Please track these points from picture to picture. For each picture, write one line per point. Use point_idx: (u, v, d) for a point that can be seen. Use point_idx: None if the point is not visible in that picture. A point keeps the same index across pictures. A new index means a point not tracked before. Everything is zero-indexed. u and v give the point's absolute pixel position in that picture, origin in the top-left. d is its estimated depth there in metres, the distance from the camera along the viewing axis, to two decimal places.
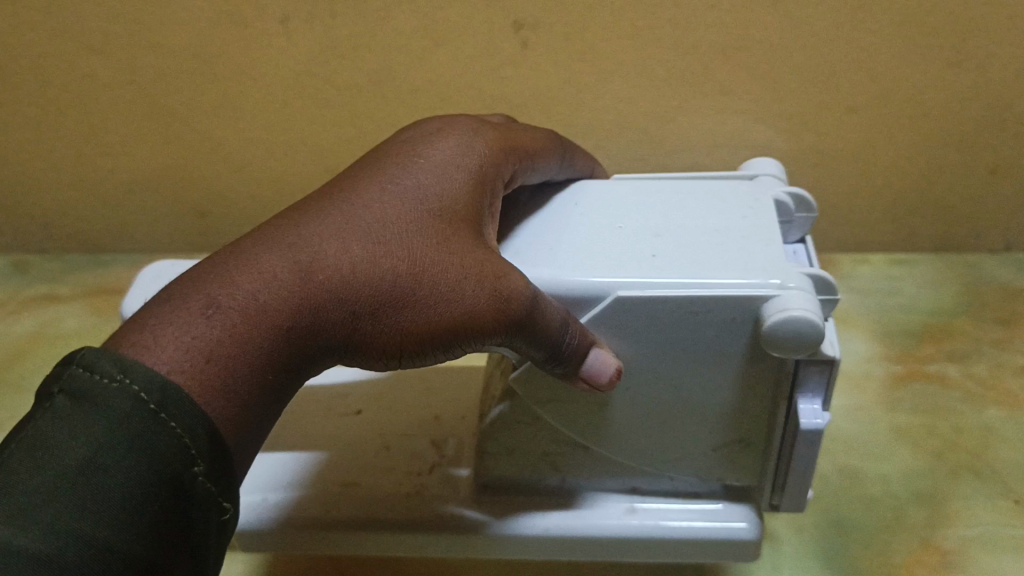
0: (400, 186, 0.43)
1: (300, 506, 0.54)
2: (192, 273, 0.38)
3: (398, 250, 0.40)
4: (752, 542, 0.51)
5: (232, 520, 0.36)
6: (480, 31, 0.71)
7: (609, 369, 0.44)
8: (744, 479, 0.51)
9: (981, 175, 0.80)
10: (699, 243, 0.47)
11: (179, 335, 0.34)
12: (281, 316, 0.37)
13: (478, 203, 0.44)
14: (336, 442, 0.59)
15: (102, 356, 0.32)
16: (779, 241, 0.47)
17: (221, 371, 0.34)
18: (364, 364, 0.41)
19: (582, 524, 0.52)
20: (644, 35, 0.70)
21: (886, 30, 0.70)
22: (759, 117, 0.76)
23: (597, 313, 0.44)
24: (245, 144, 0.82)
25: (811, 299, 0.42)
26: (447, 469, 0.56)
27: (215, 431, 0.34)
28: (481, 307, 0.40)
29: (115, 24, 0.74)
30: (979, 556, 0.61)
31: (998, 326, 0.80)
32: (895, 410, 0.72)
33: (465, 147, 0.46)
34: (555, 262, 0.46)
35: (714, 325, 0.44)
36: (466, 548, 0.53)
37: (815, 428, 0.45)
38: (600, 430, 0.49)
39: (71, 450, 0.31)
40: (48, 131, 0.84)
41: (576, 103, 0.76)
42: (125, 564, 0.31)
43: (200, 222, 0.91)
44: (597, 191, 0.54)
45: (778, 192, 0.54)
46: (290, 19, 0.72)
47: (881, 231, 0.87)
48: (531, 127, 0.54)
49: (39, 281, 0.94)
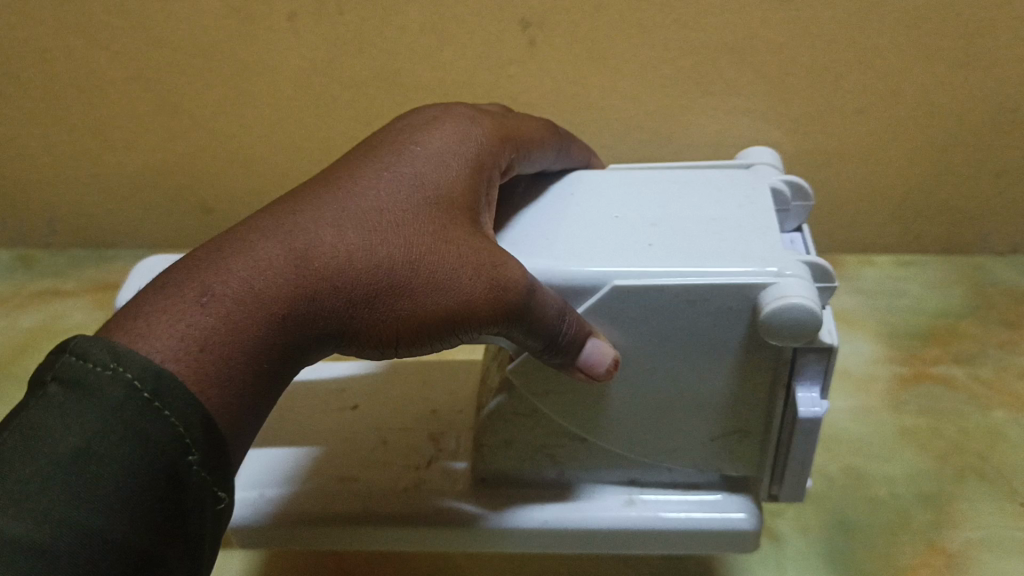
0: (396, 174, 0.43)
1: (298, 500, 0.54)
2: (187, 262, 0.38)
3: (395, 238, 0.40)
4: (751, 533, 0.51)
5: (228, 509, 0.36)
6: (486, 29, 0.71)
7: (607, 359, 0.43)
8: (743, 469, 0.50)
9: (988, 177, 0.80)
10: (695, 232, 0.47)
11: (173, 323, 0.34)
12: (277, 304, 0.37)
13: (475, 191, 0.44)
14: (333, 436, 0.58)
15: (95, 344, 0.32)
16: (777, 230, 0.47)
17: (216, 360, 0.34)
18: (362, 353, 0.41)
19: (579, 516, 0.51)
20: (652, 33, 0.70)
21: (896, 30, 0.69)
22: (765, 116, 0.75)
23: (594, 303, 0.44)
24: (250, 140, 0.82)
25: (809, 287, 0.42)
26: (445, 463, 0.55)
27: (210, 420, 0.34)
28: (479, 295, 0.40)
29: (122, 20, 0.74)
30: (984, 557, 0.60)
31: (1004, 327, 0.79)
32: (901, 411, 0.72)
33: (462, 135, 0.46)
34: (553, 251, 0.46)
35: (710, 314, 0.43)
36: (463, 541, 0.53)
37: (814, 417, 0.45)
38: (598, 422, 0.49)
39: (64, 438, 0.31)
40: (55, 127, 0.84)
41: (582, 101, 0.76)
42: (119, 554, 0.31)
43: (203, 219, 0.91)
44: (594, 181, 0.54)
45: (774, 180, 0.53)
46: (297, 16, 0.71)
47: (887, 231, 0.86)
48: (528, 116, 0.53)
49: (46, 276, 0.95)
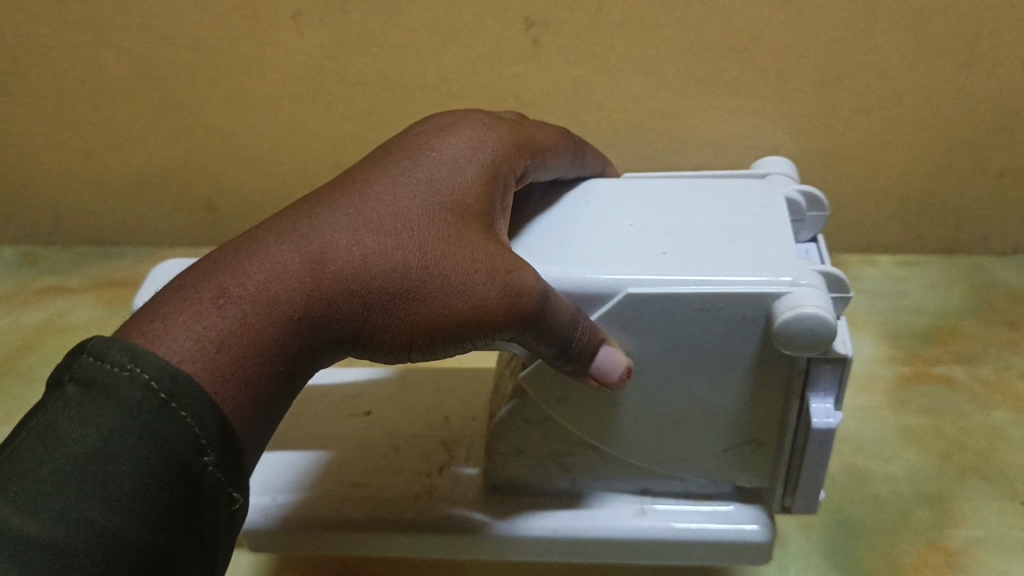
0: (412, 178, 0.43)
1: (307, 505, 0.54)
2: (204, 264, 0.38)
3: (409, 243, 0.40)
4: (764, 544, 0.51)
5: (242, 510, 0.36)
6: (491, 28, 0.71)
7: (619, 367, 0.44)
8: (756, 480, 0.51)
9: (990, 177, 0.79)
10: (708, 241, 0.47)
11: (190, 325, 0.34)
12: (292, 307, 0.37)
13: (491, 196, 0.44)
14: (343, 441, 0.59)
15: (112, 345, 0.32)
16: (790, 239, 0.47)
17: (231, 362, 0.34)
18: (375, 357, 0.41)
19: (591, 525, 0.52)
20: (657, 34, 0.70)
21: (900, 31, 0.69)
22: (769, 117, 0.75)
23: (607, 311, 0.44)
24: (254, 138, 0.82)
25: (822, 296, 0.42)
26: (455, 469, 0.56)
27: (226, 422, 0.34)
28: (493, 300, 0.40)
29: (128, 17, 0.74)
30: (986, 556, 0.60)
31: (1006, 327, 0.79)
32: (904, 411, 0.72)
33: (478, 141, 0.46)
34: (566, 260, 0.46)
35: (724, 323, 0.43)
36: (472, 548, 0.53)
37: (827, 428, 0.45)
38: (609, 430, 0.49)
39: (81, 440, 0.31)
40: (61, 124, 0.84)
41: (587, 101, 0.75)
42: (134, 553, 0.31)
43: (208, 215, 0.91)
44: (608, 190, 0.54)
45: (789, 190, 0.54)
46: (302, 14, 0.71)
47: (891, 231, 0.86)
48: (541, 123, 0.53)
49: (49, 273, 0.94)
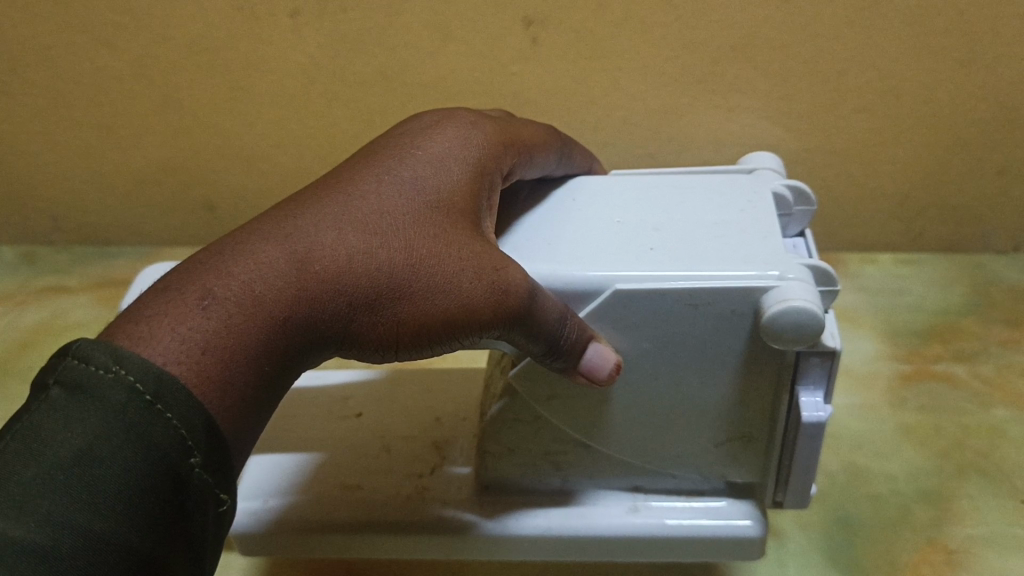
0: (397, 177, 0.43)
1: (299, 507, 0.54)
2: (188, 264, 0.38)
3: (395, 241, 0.40)
4: (757, 539, 0.51)
5: (230, 512, 0.36)
6: (489, 27, 0.71)
7: (608, 364, 0.44)
8: (747, 476, 0.50)
9: (990, 175, 0.79)
10: (698, 236, 0.47)
11: (174, 327, 0.34)
12: (278, 307, 0.37)
13: (476, 195, 0.44)
14: (336, 442, 0.59)
15: (96, 347, 0.32)
16: (779, 233, 0.47)
17: (216, 363, 0.34)
18: (362, 356, 0.41)
19: (582, 524, 0.51)
20: (656, 31, 0.70)
21: (899, 28, 0.69)
22: (767, 116, 0.75)
23: (596, 307, 0.44)
24: (252, 137, 0.82)
25: (811, 291, 0.42)
26: (447, 469, 0.56)
27: (212, 423, 0.34)
28: (479, 299, 0.40)
29: (127, 16, 0.74)
30: (984, 554, 0.60)
31: (1006, 325, 0.79)
32: (903, 409, 0.72)
33: (463, 139, 0.46)
34: (554, 257, 0.46)
35: (714, 319, 0.43)
36: (465, 547, 0.53)
37: (818, 422, 0.45)
38: (600, 427, 0.49)
39: (66, 442, 0.31)
40: (59, 123, 0.84)
41: (585, 99, 0.75)
42: (120, 557, 0.31)
43: (205, 215, 0.91)
44: (596, 187, 0.54)
45: (776, 185, 0.53)
46: (301, 14, 0.71)
47: (890, 230, 0.86)
48: (529, 120, 0.53)
49: (47, 273, 0.94)
